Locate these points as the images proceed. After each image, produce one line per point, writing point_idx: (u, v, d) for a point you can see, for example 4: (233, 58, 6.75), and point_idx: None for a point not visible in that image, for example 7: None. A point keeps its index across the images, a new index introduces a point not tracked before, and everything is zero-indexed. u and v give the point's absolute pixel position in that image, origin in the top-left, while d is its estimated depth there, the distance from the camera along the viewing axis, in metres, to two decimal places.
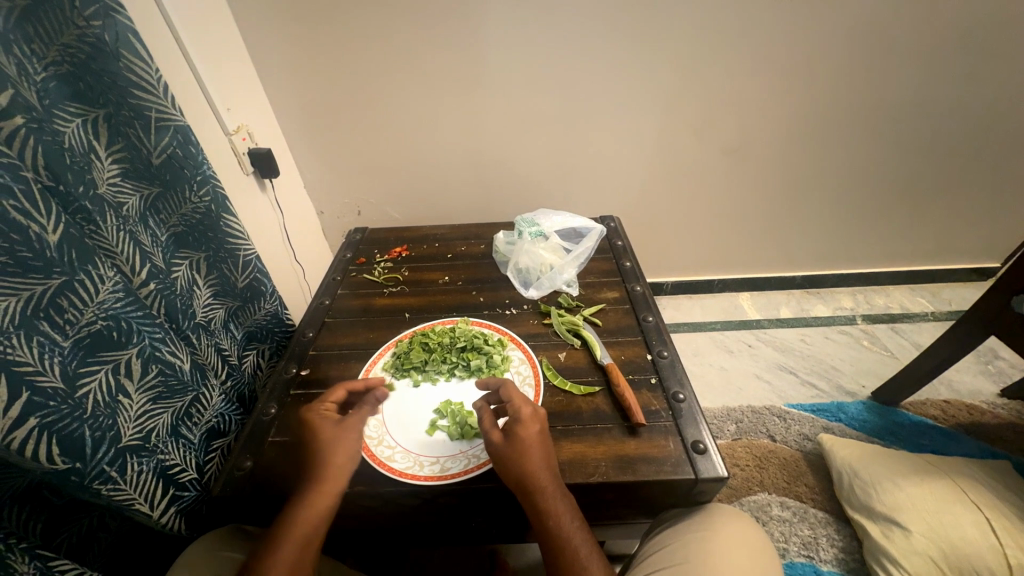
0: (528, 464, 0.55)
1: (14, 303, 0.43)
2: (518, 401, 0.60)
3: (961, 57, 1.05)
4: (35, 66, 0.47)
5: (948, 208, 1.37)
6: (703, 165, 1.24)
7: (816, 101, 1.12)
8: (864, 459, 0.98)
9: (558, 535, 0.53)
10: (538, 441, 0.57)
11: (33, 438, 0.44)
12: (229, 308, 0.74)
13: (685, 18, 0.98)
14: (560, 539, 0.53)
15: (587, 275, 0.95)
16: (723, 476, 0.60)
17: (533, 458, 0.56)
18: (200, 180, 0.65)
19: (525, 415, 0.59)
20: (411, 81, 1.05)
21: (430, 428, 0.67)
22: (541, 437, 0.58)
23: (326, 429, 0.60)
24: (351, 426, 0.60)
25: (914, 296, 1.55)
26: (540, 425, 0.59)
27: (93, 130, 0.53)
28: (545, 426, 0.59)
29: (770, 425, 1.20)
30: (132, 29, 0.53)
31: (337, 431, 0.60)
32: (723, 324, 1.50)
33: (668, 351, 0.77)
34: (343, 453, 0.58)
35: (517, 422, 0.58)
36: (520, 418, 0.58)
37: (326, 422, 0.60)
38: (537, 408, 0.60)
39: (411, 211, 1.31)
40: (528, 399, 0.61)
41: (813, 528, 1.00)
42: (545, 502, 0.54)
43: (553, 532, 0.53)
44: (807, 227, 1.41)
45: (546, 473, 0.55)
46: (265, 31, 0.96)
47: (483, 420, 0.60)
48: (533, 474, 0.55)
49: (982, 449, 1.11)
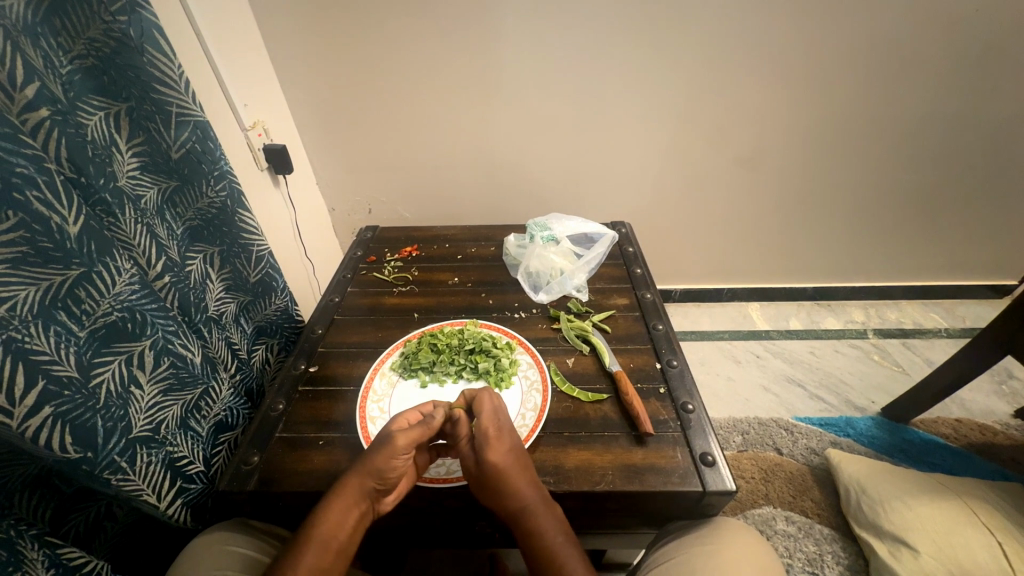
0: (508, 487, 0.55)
1: (32, 292, 0.44)
2: (488, 420, 0.59)
3: (984, 71, 1.04)
4: (60, 59, 0.48)
5: (965, 224, 1.35)
6: (716, 174, 1.23)
7: (834, 112, 1.11)
8: (874, 477, 0.97)
9: (546, 548, 0.55)
10: (516, 461, 0.57)
11: (47, 427, 0.44)
12: (241, 303, 0.75)
13: (703, 24, 0.97)
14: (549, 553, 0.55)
15: (598, 281, 0.94)
16: (731, 489, 0.59)
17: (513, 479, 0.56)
18: (217, 176, 0.65)
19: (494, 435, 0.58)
20: (426, 81, 1.05)
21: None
22: (516, 455, 0.58)
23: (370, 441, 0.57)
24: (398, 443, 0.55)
25: (927, 312, 1.52)
26: (512, 444, 0.58)
27: (115, 124, 0.54)
28: (515, 443, 0.59)
29: (777, 438, 1.19)
30: (157, 25, 0.54)
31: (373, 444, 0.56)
32: (732, 334, 1.49)
33: (678, 360, 0.76)
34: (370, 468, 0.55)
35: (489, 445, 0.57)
36: (489, 442, 0.57)
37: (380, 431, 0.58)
38: (505, 425, 0.59)
39: (421, 210, 1.31)
40: (497, 416, 0.60)
41: (818, 544, 0.99)
42: (529, 519, 0.55)
43: (539, 546, 0.55)
44: (820, 239, 1.40)
45: (528, 491, 0.56)
46: (283, 29, 0.97)
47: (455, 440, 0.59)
48: (513, 495, 0.55)
49: (993, 470, 1.09)
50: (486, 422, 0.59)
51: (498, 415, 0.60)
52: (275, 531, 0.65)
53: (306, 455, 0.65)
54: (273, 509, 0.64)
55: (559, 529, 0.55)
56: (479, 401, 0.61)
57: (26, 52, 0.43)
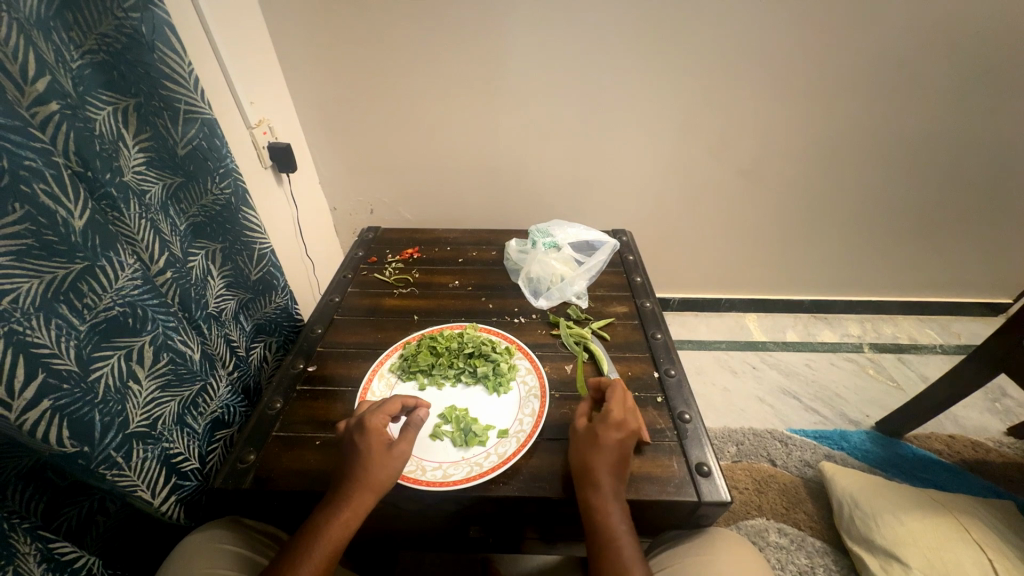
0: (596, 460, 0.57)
1: (35, 285, 0.44)
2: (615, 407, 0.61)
3: (983, 91, 1.05)
4: (72, 53, 0.48)
5: (961, 241, 1.36)
6: (717, 184, 1.24)
7: (835, 128, 1.12)
8: (865, 489, 0.97)
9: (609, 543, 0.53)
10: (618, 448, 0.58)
11: (45, 420, 0.44)
12: (241, 300, 0.75)
13: (708, 37, 0.99)
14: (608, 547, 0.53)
15: (597, 288, 0.95)
16: (726, 500, 0.59)
17: (603, 456, 0.57)
18: (223, 173, 0.65)
19: (619, 419, 0.60)
20: (433, 84, 1.06)
21: (433, 433, 0.67)
22: (626, 441, 0.58)
23: (371, 450, 0.57)
24: (401, 449, 0.58)
25: (923, 328, 1.53)
26: (627, 435, 0.59)
27: (123, 120, 0.54)
28: (632, 435, 0.59)
29: (772, 449, 1.19)
30: (168, 23, 0.54)
31: (381, 453, 0.57)
32: (728, 344, 1.50)
33: (676, 370, 0.76)
34: (381, 476, 0.55)
35: (606, 422, 0.59)
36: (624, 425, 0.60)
37: (376, 440, 0.57)
38: (633, 422, 0.60)
39: (423, 212, 1.32)
40: (630, 410, 0.61)
41: (810, 557, 0.99)
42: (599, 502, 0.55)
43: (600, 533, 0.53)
44: (819, 251, 1.40)
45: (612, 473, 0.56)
46: (292, 29, 0.98)
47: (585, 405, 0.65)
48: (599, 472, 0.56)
49: (984, 487, 1.10)
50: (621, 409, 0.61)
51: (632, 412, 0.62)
52: (271, 531, 0.65)
53: (303, 455, 0.65)
54: (269, 506, 0.64)
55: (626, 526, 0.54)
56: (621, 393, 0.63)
57: (38, 45, 0.43)
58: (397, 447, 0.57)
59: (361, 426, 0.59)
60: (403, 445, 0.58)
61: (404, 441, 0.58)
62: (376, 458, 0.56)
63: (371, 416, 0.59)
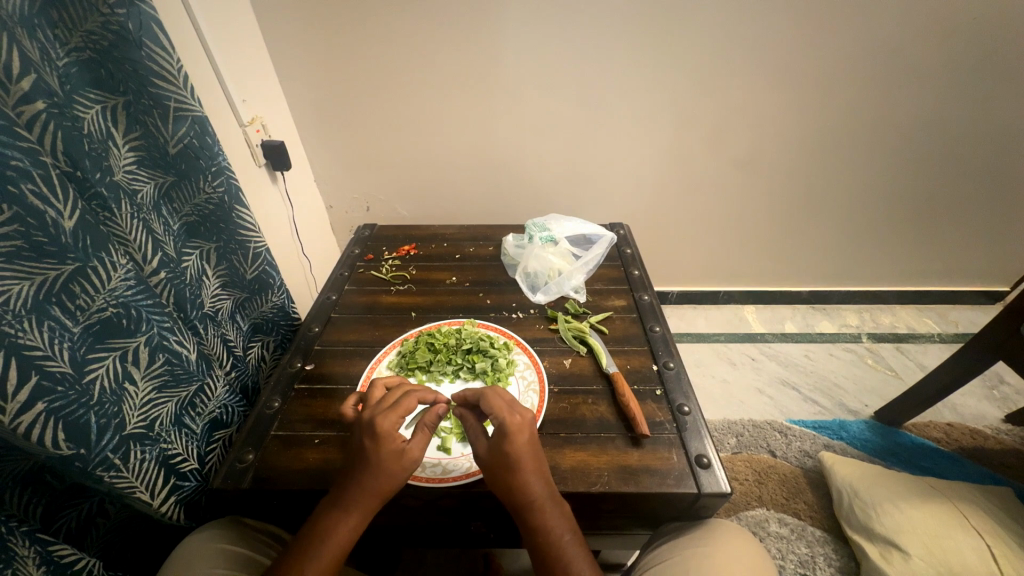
0: (522, 480, 0.54)
1: (26, 287, 0.43)
2: (501, 410, 0.57)
3: (981, 77, 1.04)
4: (57, 51, 0.47)
5: (958, 230, 1.36)
6: (713, 177, 1.24)
7: (833, 117, 1.12)
8: (864, 478, 0.98)
9: (556, 549, 0.54)
10: (528, 450, 0.56)
11: (40, 423, 0.44)
12: (237, 299, 0.74)
13: (703, 26, 0.98)
14: (559, 556, 0.54)
15: (595, 282, 0.94)
16: (726, 492, 0.59)
17: (526, 468, 0.55)
18: (215, 171, 0.65)
19: (521, 417, 0.57)
20: (428, 79, 1.05)
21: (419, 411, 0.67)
22: (533, 442, 0.57)
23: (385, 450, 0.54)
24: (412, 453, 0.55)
25: (921, 317, 1.53)
26: (527, 434, 0.57)
27: (112, 118, 0.54)
28: (533, 430, 0.58)
29: (771, 441, 1.19)
30: (156, 19, 0.54)
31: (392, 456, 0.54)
32: (727, 336, 1.50)
33: (674, 362, 0.76)
34: (383, 480, 0.54)
35: (505, 434, 0.55)
36: (508, 431, 0.55)
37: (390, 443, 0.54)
38: (524, 414, 0.58)
39: (419, 209, 1.31)
40: (514, 406, 0.58)
41: (811, 546, 0.99)
42: (540, 517, 0.54)
43: (546, 547, 0.54)
44: (817, 242, 1.40)
45: (540, 483, 0.55)
46: (285, 25, 0.97)
47: (468, 424, 0.59)
48: (529, 486, 0.54)
49: (983, 474, 1.11)
50: (513, 404, 0.58)
51: (513, 403, 0.59)
52: (273, 531, 0.65)
53: (303, 453, 0.65)
54: (270, 504, 0.64)
55: (567, 527, 0.55)
56: (493, 394, 0.59)
57: (22, 44, 0.43)
58: (410, 451, 0.55)
59: (373, 431, 0.55)
60: (417, 449, 0.56)
61: (415, 442, 0.56)
62: (394, 462, 0.54)
63: (384, 420, 0.55)
